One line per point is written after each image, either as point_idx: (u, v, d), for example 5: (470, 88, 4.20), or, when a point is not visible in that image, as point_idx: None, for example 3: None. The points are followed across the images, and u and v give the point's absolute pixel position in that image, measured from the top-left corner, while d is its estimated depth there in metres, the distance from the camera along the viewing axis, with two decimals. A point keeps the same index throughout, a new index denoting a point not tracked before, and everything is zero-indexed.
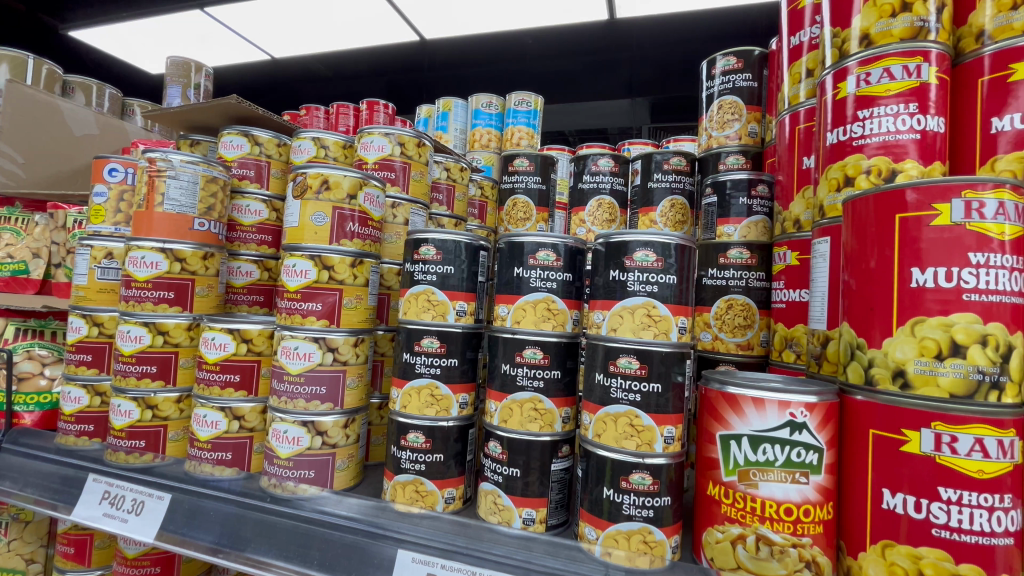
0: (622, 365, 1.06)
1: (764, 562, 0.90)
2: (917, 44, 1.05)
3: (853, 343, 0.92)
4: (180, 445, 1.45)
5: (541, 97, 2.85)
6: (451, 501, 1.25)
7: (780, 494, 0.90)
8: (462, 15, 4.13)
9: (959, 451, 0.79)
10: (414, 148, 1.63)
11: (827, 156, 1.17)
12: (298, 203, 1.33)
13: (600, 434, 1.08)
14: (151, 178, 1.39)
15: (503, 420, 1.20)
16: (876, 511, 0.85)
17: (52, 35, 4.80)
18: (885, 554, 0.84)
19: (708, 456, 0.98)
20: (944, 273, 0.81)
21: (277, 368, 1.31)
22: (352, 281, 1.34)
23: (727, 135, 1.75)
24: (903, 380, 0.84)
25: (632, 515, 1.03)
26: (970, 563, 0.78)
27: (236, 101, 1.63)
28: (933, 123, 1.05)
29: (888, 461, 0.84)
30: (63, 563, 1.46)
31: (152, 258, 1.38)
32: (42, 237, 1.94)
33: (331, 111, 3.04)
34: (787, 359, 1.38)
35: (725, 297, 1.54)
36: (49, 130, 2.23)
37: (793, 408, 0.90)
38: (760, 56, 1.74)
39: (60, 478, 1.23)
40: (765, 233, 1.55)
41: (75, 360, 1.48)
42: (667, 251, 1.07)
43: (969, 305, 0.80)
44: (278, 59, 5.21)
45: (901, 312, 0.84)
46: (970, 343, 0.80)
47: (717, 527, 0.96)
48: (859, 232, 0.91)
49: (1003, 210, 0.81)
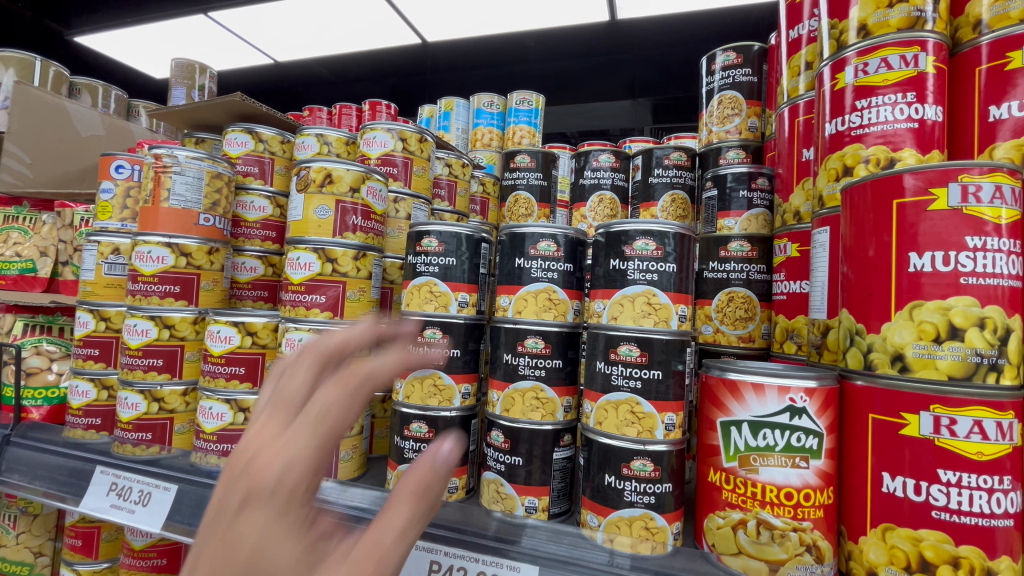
0: (623, 353, 1.07)
1: (764, 547, 0.91)
2: (914, 33, 1.05)
3: (853, 330, 0.93)
4: (187, 437, 1.46)
5: (542, 96, 2.86)
6: (454, 491, 1.26)
7: (780, 478, 0.90)
8: (464, 18, 4.17)
9: (958, 434, 0.80)
10: (415, 143, 1.64)
11: (826, 147, 1.18)
12: (302, 197, 1.35)
13: (602, 422, 1.09)
14: (157, 174, 1.41)
15: (505, 410, 1.20)
16: (877, 495, 0.86)
17: (58, 40, 4.86)
18: (886, 537, 0.84)
19: (709, 443, 0.98)
20: (942, 258, 0.82)
21: (282, 360, 1.33)
22: (355, 274, 1.35)
23: (727, 130, 1.76)
24: (902, 364, 0.85)
25: (633, 502, 1.04)
26: (969, 545, 0.78)
27: (240, 99, 1.65)
28: (931, 112, 1.05)
29: (888, 445, 0.85)
30: (71, 555, 1.48)
31: (158, 252, 1.40)
32: (50, 235, 1.96)
33: (335, 112, 3.10)
34: (788, 351, 1.39)
35: (726, 290, 1.55)
36: (57, 130, 2.25)
37: (793, 393, 0.90)
38: (759, 51, 1.75)
39: (68, 470, 1.26)
40: (765, 225, 1.55)
41: (83, 354, 1.49)
42: (666, 240, 1.07)
43: (967, 289, 0.80)
44: (283, 63, 5.25)
45: (899, 297, 0.85)
46: (968, 326, 0.80)
47: (718, 513, 0.96)
48: (858, 220, 0.92)
49: (999, 194, 0.81)
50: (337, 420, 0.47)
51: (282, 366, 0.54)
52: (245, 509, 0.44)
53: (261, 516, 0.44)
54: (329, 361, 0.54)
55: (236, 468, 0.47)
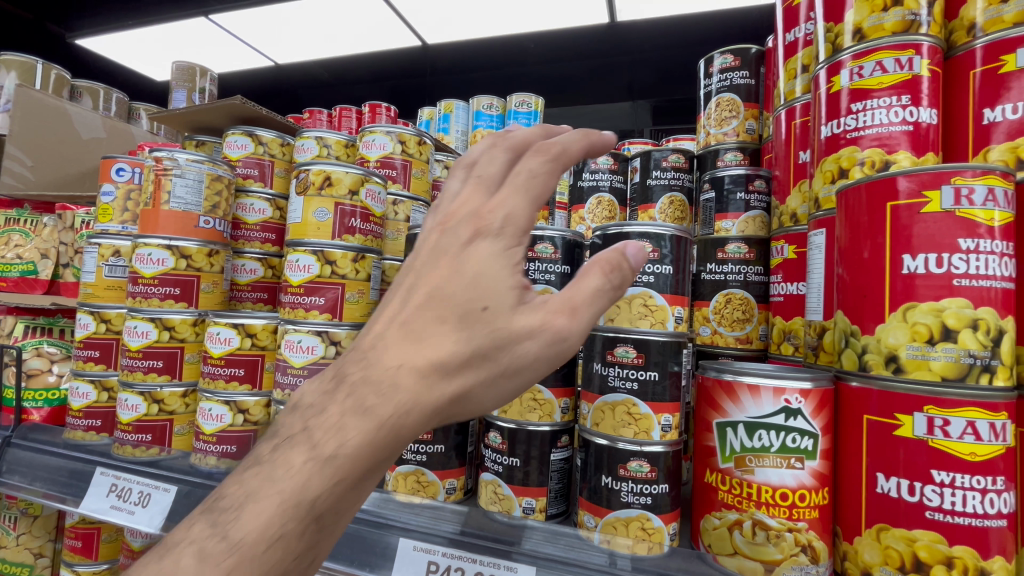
0: (620, 355, 1.07)
1: (760, 547, 0.91)
2: (909, 37, 1.06)
3: (848, 331, 0.93)
4: (186, 438, 1.47)
5: (542, 98, 2.86)
6: (452, 492, 1.26)
7: (776, 479, 0.91)
8: (464, 20, 4.18)
9: (952, 434, 0.80)
10: (414, 146, 1.64)
11: (822, 150, 1.19)
12: (301, 199, 1.36)
13: (598, 423, 1.09)
14: (158, 176, 1.42)
15: (503, 411, 1.21)
16: (872, 496, 0.86)
17: (59, 42, 4.88)
18: (881, 538, 0.85)
19: (706, 444, 0.99)
20: (935, 259, 0.82)
21: (281, 361, 1.34)
22: (354, 276, 1.36)
23: (725, 132, 1.77)
24: (896, 365, 0.85)
25: (630, 503, 1.04)
26: (963, 545, 0.79)
27: (240, 103, 1.67)
28: (926, 115, 1.06)
29: (883, 445, 0.85)
30: (71, 556, 1.49)
31: (158, 255, 1.41)
32: (51, 238, 1.97)
33: (335, 114, 3.12)
34: (785, 352, 1.40)
35: (723, 292, 1.56)
36: (58, 133, 2.26)
37: (788, 394, 0.90)
38: (756, 53, 1.76)
39: (69, 472, 1.27)
40: (763, 227, 1.56)
41: (83, 356, 1.50)
42: (662, 242, 1.08)
43: (960, 291, 0.81)
44: (284, 65, 5.27)
45: (894, 299, 0.86)
46: (961, 328, 0.81)
47: (714, 514, 0.97)
48: (853, 222, 0.92)
49: (992, 197, 0.82)
50: (537, 187, 0.69)
51: (483, 157, 0.74)
52: (480, 238, 0.65)
53: (490, 247, 0.65)
54: (524, 146, 0.73)
55: (464, 212, 0.68)
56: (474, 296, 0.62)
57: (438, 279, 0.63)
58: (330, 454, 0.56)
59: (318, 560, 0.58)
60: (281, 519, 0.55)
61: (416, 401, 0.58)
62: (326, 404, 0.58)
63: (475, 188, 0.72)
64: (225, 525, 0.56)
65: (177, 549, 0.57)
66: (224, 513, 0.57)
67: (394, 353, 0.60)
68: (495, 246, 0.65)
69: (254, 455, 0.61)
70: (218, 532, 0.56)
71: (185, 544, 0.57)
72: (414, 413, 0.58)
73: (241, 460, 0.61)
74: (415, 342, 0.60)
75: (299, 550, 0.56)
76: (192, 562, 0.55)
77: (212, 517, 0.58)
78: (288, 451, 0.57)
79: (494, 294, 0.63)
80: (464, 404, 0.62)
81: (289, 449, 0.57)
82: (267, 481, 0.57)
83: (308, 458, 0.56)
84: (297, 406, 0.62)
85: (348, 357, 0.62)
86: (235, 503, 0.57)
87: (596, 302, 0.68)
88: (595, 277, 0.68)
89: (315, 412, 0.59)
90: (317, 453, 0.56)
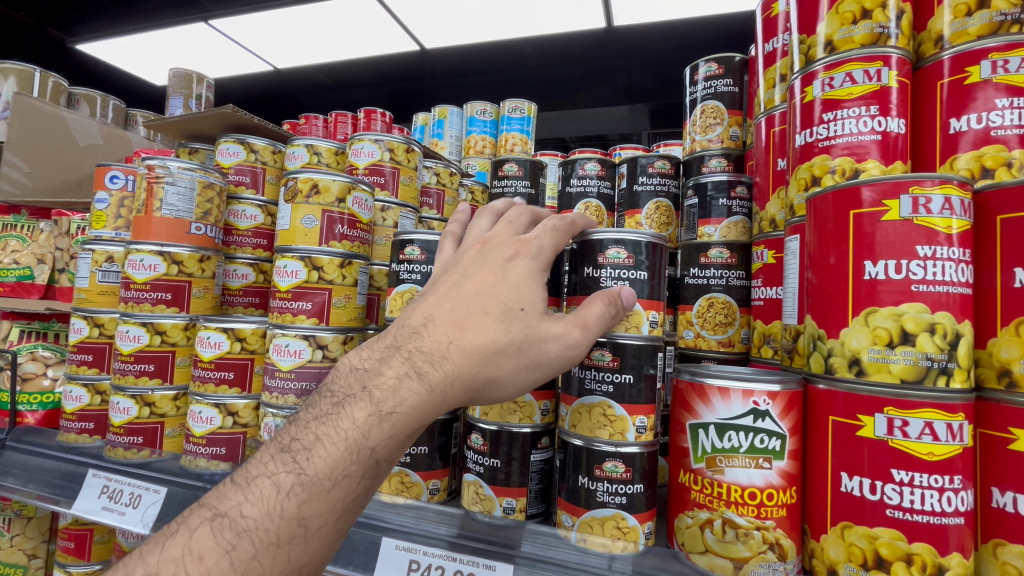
0: (596, 358, 1.10)
1: (729, 545, 0.94)
2: (877, 49, 1.09)
3: (815, 335, 0.96)
4: (177, 441, 1.50)
5: (534, 104, 2.90)
6: (436, 493, 1.29)
7: (744, 479, 0.93)
8: (462, 24, 4.22)
9: (910, 434, 0.83)
10: (403, 153, 1.67)
11: (797, 158, 1.21)
12: (290, 207, 1.39)
13: (576, 424, 1.12)
14: (149, 184, 1.45)
15: (484, 413, 1.23)
16: (837, 495, 0.89)
17: (59, 48, 4.92)
18: (845, 535, 0.88)
19: (680, 445, 1.02)
20: (894, 266, 0.86)
21: (269, 365, 1.37)
22: (341, 281, 1.39)
23: (709, 139, 1.80)
24: (858, 367, 0.88)
25: (605, 502, 1.07)
26: (922, 542, 0.82)
27: (231, 112, 1.70)
28: (895, 125, 1.09)
29: (846, 445, 0.88)
30: (64, 557, 1.51)
31: (150, 261, 1.44)
32: (46, 243, 2.00)
33: (330, 120, 3.16)
34: (765, 355, 1.43)
35: (706, 295, 1.58)
36: (56, 139, 2.30)
37: (756, 396, 0.93)
38: (740, 62, 1.79)
39: (62, 473, 1.30)
40: (744, 233, 1.60)
41: (77, 360, 1.53)
42: (638, 248, 1.11)
43: (919, 296, 0.84)
44: (282, 70, 5.31)
45: (857, 303, 0.89)
46: (919, 331, 0.84)
47: (687, 513, 0.99)
48: (820, 229, 0.95)
49: (949, 205, 0.85)
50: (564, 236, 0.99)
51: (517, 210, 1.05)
52: (520, 258, 0.92)
53: (526, 265, 0.91)
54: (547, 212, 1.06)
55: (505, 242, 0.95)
56: (515, 299, 0.87)
57: (483, 281, 0.87)
58: (388, 411, 0.77)
59: (366, 498, 0.77)
60: (347, 459, 0.75)
61: (456, 376, 0.80)
62: (385, 369, 0.80)
63: (513, 232, 0.99)
64: (300, 462, 0.74)
65: (258, 482, 0.74)
66: (299, 453, 0.75)
67: (444, 333, 0.82)
68: (533, 268, 0.92)
69: (317, 413, 0.80)
70: (294, 468, 0.74)
71: (265, 477, 0.75)
72: (458, 382, 0.80)
73: (310, 415, 0.80)
74: (459, 331, 0.83)
75: (356, 487, 0.75)
76: (275, 490, 0.73)
77: (288, 457, 0.76)
78: (353, 408, 0.77)
79: (531, 299, 0.88)
80: (495, 385, 0.85)
81: (355, 406, 0.78)
82: (335, 430, 0.76)
83: (370, 413, 0.76)
84: (358, 374, 0.83)
85: (398, 341, 0.84)
86: (308, 445, 0.76)
87: (602, 321, 0.96)
88: (599, 305, 0.97)
89: (373, 381, 0.80)
90: (380, 408, 0.77)
